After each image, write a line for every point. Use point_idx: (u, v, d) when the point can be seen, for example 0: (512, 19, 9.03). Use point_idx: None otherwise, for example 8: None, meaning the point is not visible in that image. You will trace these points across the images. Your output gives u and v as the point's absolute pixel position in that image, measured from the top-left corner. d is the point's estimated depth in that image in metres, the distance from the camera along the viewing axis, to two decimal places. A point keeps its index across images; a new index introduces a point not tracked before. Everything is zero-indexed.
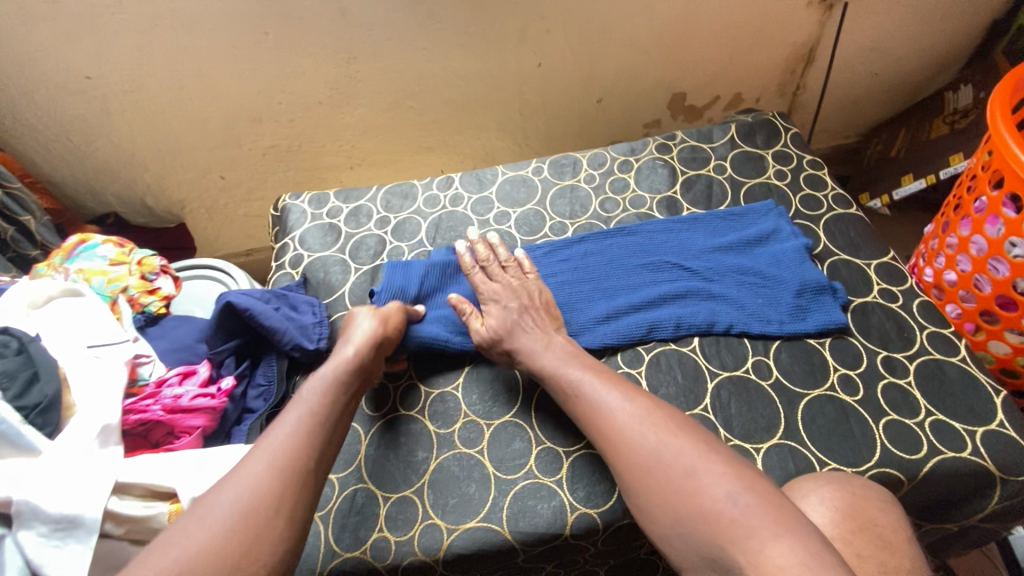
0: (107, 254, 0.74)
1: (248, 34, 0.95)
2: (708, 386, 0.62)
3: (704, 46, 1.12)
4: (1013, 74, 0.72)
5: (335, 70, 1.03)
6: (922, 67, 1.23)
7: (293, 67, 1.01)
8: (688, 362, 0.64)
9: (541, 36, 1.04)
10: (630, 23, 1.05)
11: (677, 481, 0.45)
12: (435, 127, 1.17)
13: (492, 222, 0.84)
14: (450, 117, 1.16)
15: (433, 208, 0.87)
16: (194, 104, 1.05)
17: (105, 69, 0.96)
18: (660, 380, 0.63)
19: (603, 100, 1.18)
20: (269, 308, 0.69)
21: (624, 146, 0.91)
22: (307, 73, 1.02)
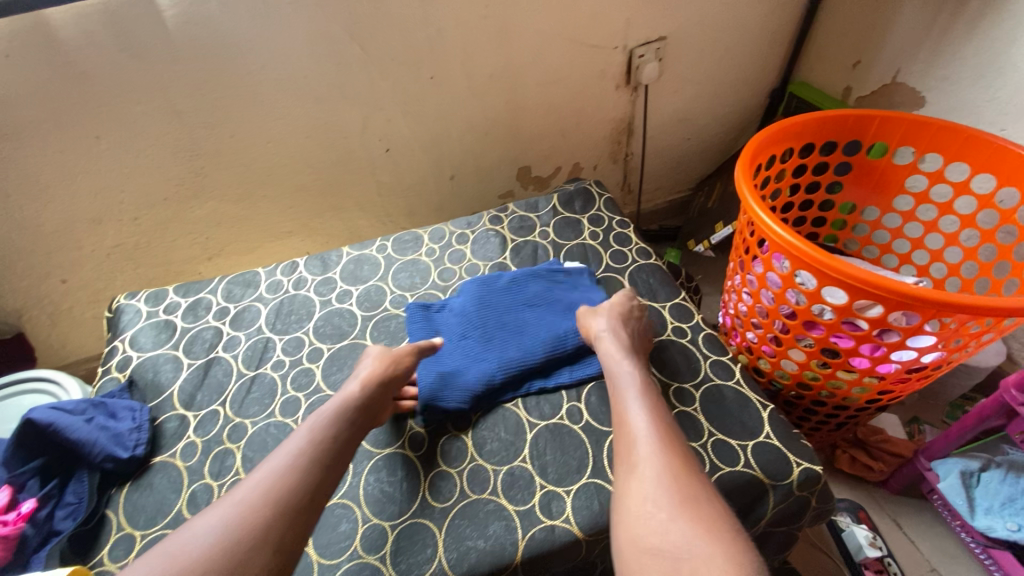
0: None
1: (77, 140, 0.96)
2: (527, 437, 0.67)
3: (536, 126, 1.27)
4: (752, 143, 0.85)
5: (178, 167, 1.05)
6: (724, 131, 1.46)
7: (133, 167, 1.02)
8: (511, 417, 0.69)
9: (383, 125, 1.13)
10: (464, 110, 1.17)
11: (651, 488, 0.50)
12: (293, 213, 1.21)
13: (334, 301, 0.87)
14: (307, 202, 1.20)
15: (276, 293, 0.88)
16: (21, 211, 1.01)
17: None
18: (485, 436, 0.68)
19: (455, 177, 1.29)
20: (77, 420, 0.67)
21: (461, 220, 0.99)
22: (149, 171, 1.04)
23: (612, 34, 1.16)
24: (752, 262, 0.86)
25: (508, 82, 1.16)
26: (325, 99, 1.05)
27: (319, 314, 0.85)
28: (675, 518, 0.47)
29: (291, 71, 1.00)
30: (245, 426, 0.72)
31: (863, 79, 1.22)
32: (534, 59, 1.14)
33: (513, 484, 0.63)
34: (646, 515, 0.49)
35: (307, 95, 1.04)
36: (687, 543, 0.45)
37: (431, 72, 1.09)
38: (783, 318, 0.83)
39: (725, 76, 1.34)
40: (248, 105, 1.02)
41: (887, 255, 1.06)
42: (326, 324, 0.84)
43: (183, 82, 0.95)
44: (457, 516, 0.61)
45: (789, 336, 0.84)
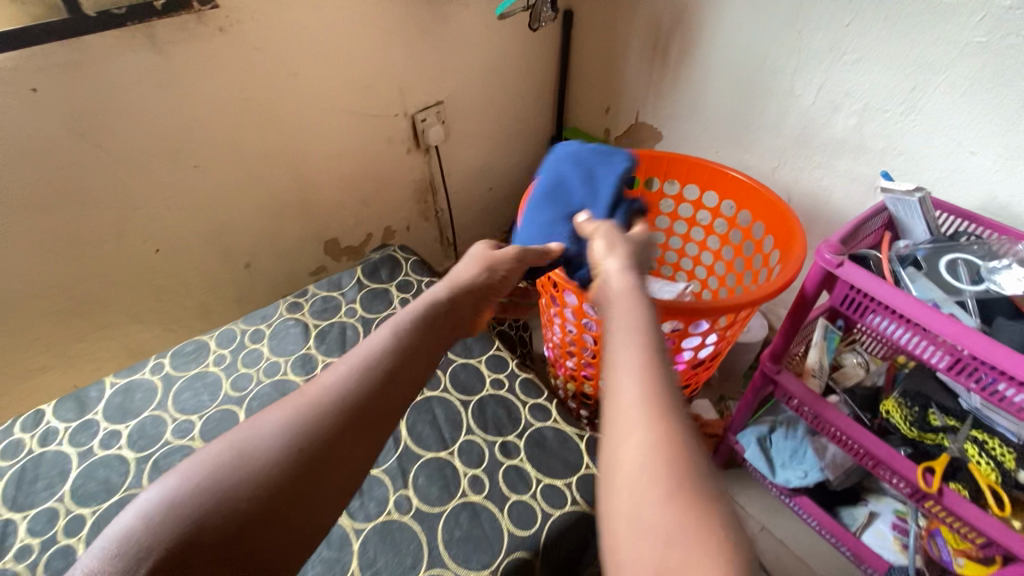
0: None
1: None
2: (355, 547, 0.60)
3: (333, 198, 1.23)
4: (526, 196, 0.92)
5: None
6: (519, 176, 1.59)
7: None
8: (333, 531, 0.62)
9: (146, 224, 0.99)
10: (246, 195, 1.09)
11: (635, 476, 0.35)
12: (40, 347, 0.98)
13: (99, 449, 0.71)
14: (59, 330, 0.99)
15: (10, 460, 0.70)
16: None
17: None
18: (303, 565, 0.59)
19: (251, 264, 1.18)
20: None
21: (255, 315, 0.90)
22: None
23: (390, 102, 1.19)
24: (551, 298, 0.92)
25: (290, 159, 1.11)
26: (57, 209, 0.88)
27: (77, 469, 0.69)
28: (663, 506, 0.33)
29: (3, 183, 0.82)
30: None
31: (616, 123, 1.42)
32: (314, 134, 1.12)
33: None
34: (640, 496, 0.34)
35: (32, 207, 0.86)
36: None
37: (195, 161, 0.99)
38: (588, 344, 0.90)
39: (507, 130, 1.46)
40: None
41: (664, 265, 1.23)
42: (87, 481, 0.68)
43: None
44: None
45: (598, 358, 0.91)
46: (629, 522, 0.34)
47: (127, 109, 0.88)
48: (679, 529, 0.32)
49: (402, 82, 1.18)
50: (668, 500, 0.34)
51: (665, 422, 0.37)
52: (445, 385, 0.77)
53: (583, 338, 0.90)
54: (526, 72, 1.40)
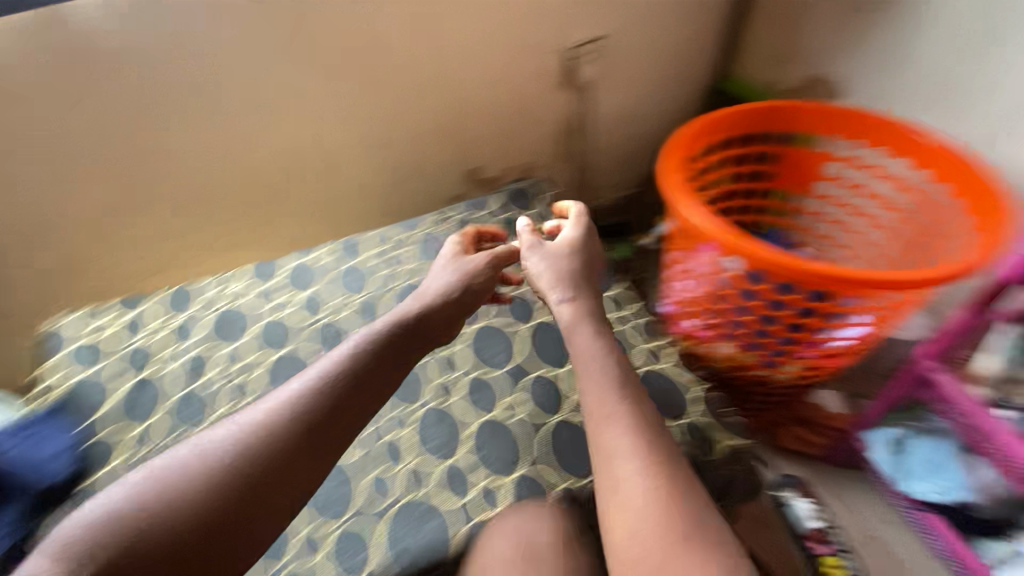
0: None
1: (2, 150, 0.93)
2: None
3: (480, 126, 1.28)
4: (676, 137, 0.88)
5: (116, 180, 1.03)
6: (667, 129, 1.50)
7: (65, 179, 0.99)
8: None
9: (327, 130, 1.13)
10: (410, 114, 1.18)
11: (619, 487, 0.57)
12: (238, 226, 1.19)
13: (280, 312, 0.87)
14: (253, 213, 1.19)
15: (220, 304, 0.88)
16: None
17: None
18: None
19: (405, 181, 1.29)
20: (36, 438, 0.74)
21: (409, 223, 1.00)
22: (83, 184, 1.01)
23: (549, 34, 1.19)
24: (676, 250, 0.89)
25: (449, 85, 1.18)
26: (264, 104, 1.05)
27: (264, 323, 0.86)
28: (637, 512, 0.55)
29: (232, 75, 0.99)
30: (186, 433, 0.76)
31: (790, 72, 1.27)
32: (474, 61, 1.16)
33: None
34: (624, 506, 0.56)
35: (248, 101, 1.03)
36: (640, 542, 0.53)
37: (370, 78, 1.09)
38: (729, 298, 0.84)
39: (663, 75, 1.38)
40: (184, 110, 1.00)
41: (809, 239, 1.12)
42: (271, 332, 0.85)
43: (115, 90, 0.94)
44: None
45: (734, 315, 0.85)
46: (627, 506, 0.56)
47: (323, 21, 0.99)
48: (663, 489, 0.56)
49: (563, 14, 1.17)
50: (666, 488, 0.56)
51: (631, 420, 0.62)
52: None
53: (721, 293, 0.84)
54: (697, 12, 1.29)
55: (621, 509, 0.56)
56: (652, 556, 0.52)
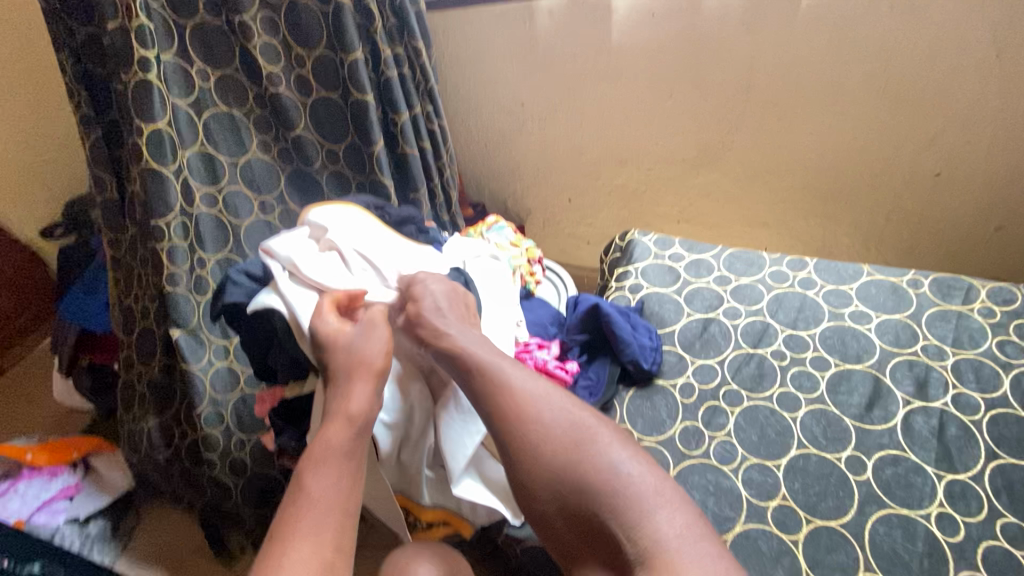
0: (509, 237, 0.99)
1: (572, 79, 1.12)
2: (943, 563, 0.62)
3: (1003, 185, 1.00)
4: None
5: (627, 128, 1.15)
6: None
7: (599, 116, 1.15)
8: (919, 528, 0.65)
9: (842, 129, 1.02)
10: (957, 138, 0.97)
11: (644, 499, 0.52)
12: (669, 205, 1.23)
13: (719, 313, 0.88)
14: (713, 194, 1.19)
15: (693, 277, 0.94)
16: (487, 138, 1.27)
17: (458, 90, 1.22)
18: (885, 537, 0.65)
19: (889, 214, 1.09)
20: (623, 323, 0.83)
21: (911, 274, 0.87)
22: (606, 125, 1.16)
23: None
24: None
25: (981, 127, 0.95)
26: (797, 87, 1.00)
27: (699, 316, 0.88)
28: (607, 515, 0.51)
29: (787, 54, 0.97)
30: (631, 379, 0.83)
31: None
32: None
33: None
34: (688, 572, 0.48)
35: (785, 80, 1.00)
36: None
37: (903, 95, 0.96)
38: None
39: None
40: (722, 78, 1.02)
41: None
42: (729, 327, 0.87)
43: (679, 44, 1.01)
44: None
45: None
46: (668, 537, 0.50)
47: (892, 23, 0.90)
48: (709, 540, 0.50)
49: None
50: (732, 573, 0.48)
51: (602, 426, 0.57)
52: None
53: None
54: None
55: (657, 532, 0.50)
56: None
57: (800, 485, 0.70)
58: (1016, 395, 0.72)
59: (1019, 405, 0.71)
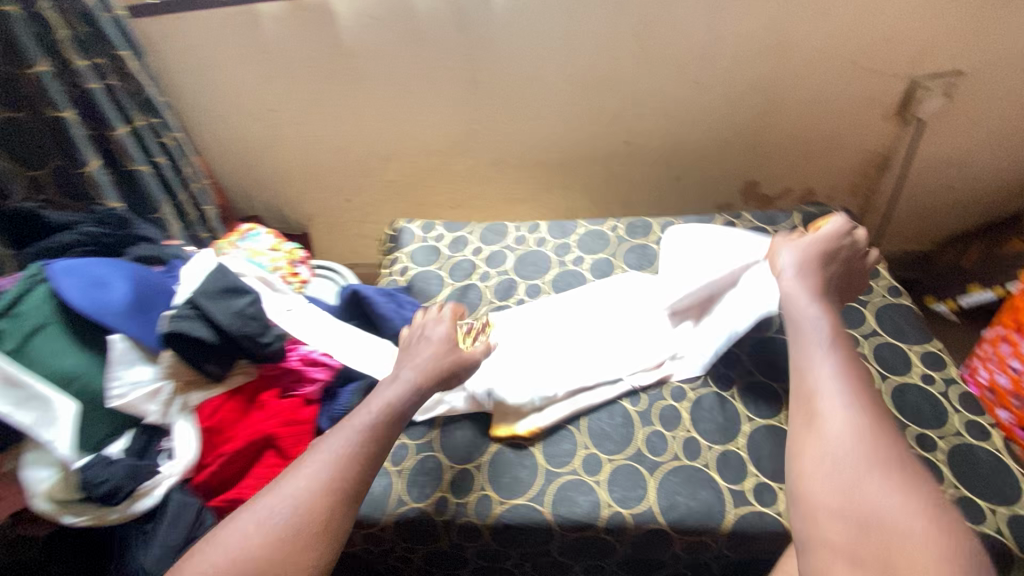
0: (268, 242, 0.92)
1: (395, 90, 1.20)
2: (743, 429, 0.69)
3: (752, 149, 1.25)
4: None
5: (456, 126, 1.25)
6: (1008, 178, 1.26)
7: (426, 120, 1.25)
8: (729, 408, 0.71)
9: (632, 120, 1.22)
10: (713, 116, 1.20)
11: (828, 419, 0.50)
12: (529, 184, 1.37)
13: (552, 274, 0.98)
14: (543, 177, 1.35)
15: (521, 245, 1.03)
16: (343, 141, 1.31)
17: (286, 104, 1.24)
18: (700, 417, 0.71)
19: (681, 178, 1.32)
20: (381, 299, 0.85)
21: (696, 218, 1.03)
22: (434, 125, 1.26)
23: (869, 69, 1.10)
24: None
25: (725, 109, 1.19)
26: (589, 88, 1.16)
27: (534, 281, 0.97)
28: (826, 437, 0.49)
29: (576, 62, 1.12)
30: None
31: None
32: (776, 86, 1.14)
33: (727, 463, 0.66)
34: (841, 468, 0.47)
35: (580, 82, 1.16)
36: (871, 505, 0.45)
37: (667, 90, 1.15)
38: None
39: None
40: (529, 84, 1.17)
41: None
42: (562, 281, 0.97)
43: (486, 55, 1.12)
44: (671, 472, 0.66)
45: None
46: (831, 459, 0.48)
47: (647, 34, 1.07)
48: (880, 469, 0.46)
49: (922, 47, 1.06)
50: (893, 483, 0.45)
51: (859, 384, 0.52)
52: (866, 351, 0.76)
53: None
54: None
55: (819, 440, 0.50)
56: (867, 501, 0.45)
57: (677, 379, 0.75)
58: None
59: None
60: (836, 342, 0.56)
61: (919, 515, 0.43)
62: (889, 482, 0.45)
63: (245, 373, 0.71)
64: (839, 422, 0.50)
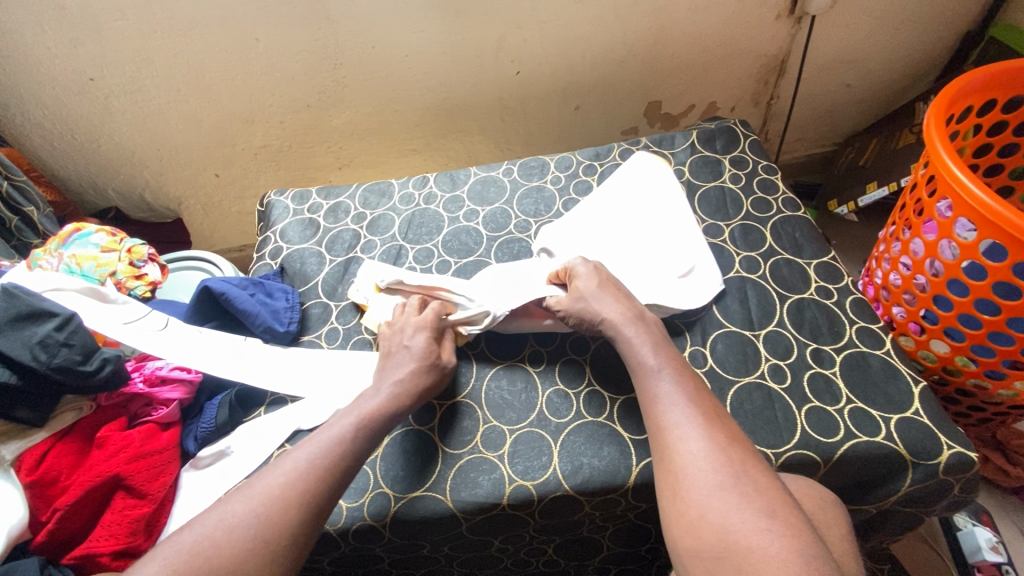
0: (99, 241, 0.78)
1: (239, 40, 1.02)
2: None
3: (649, 65, 1.17)
4: (951, 87, 0.73)
5: (323, 75, 1.10)
6: (898, 69, 1.25)
7: (285, 73, 1.08)
8: None
9: (518, 47, 1.10)
10: (604, 34, 1.10)
11: (680, 446, 0.50)
12: (419, 131, 1.24)
13: (444, 232, 0.88)
14: (433, 123, 1.22)
15: (408, 205, 0.93)
16: (189, 107, 1.12)
17: (106, 71, 1.03)
18: (602, 368, 0.67)
19: (580, 107, 1.23)
20: (243, 294, 0.75)
21: (590, 151, 0.96)
22: (296, 77, 1.09)
23: None
24: (922, 227, 0.77)
25: (614, 24, 1.08)
26: (465, 13, 1.02)
27: (426, 245, 0.87)
28: (694, 463, 0.48)
29: None
30: (353, 312, 0.79)
31: None
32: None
33: (630, 413, 0.63)
34: (682, 495, 0.48)
35: (451, 7, 1.01)
36: (730, 528, 0.44)
37: (549, 6, 1.03)
38: (915, 290, 0.79)
39: (913, 5, 1.12)
40: (394, 15, 1.01)
41: None
42: (453, 239, 0.87)
43: None
44: (573, 432, 0.62)
45: (913, 309, 0.80)
46: (694, 484, 0.48)
47: None
48: (735, 486, 0.46)
49: None
50: (747, 499, 0.45)
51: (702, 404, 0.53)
52: (765, 273, 0.74)
53: (916, 279, 0.79)
54: None
55: (702, 499, 0.46)
56: (732, 511, 0.45)
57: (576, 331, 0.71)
58: (698, 210, 0.83)
59: (702, 218, 0.82)
60: (675, 377, 0.56)
61: (773, 532, 0.43)
62: (761, 526, 0.43)
63: (76, 410, 0.60)
64: (700, 453, 0.49)
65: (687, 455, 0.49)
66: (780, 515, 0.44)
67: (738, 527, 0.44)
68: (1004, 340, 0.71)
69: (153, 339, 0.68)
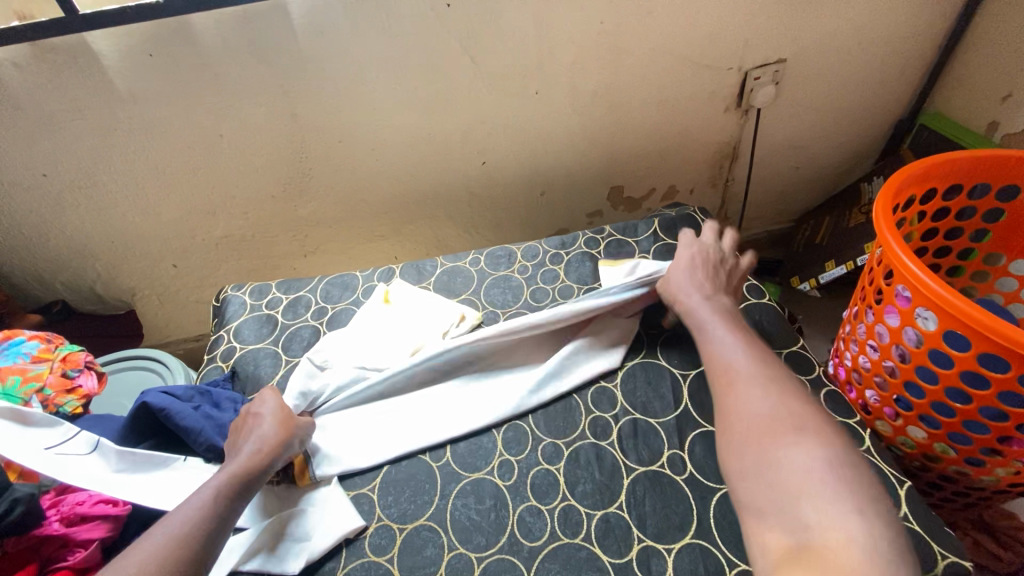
0: (30, 350, 0.72)
1: (201, 136, 1.02)
2: (625, 483, 0.64)
3: (609, 153, 1.22)
4: (893, 180, 0.76)
5: (287, 168, 1.10)
6: (840, 153, 1.33)
7: (247, 167, 1.08)
8: (606, 457, 0.66)
9: (482, 139, 1.13)
10: (565, 126, 1.14)
11: (743, 419, 0.52)
12: (387, 219, 1.23)
13: None
14: (401, 210, 1.22)
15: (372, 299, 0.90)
16: (147, 200, 1.09)
17: (58, 167, 1.01)
18: (577, 476, 0.65)
19: (546, 193, 1.26)
20: (186, 406, 0.70)
21: (555, 239, 0.96)
22: (260, 170, 1.09)
23: (703, 63, 1.09)
24: (884, 311, 0.77)
25: (574, 118, 1.13)
26: (430, 109, 1.06)
27: None
28: (789, 448, 0.48)
29: (408, 84, 1.01)
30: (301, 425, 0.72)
31: (995, 54, 1.09)
32: (617, 91, 1.11)
33: (609, 532, 0.60)
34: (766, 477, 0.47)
35: (416, 105, 1.04)
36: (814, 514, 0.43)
37: (511, 102, 1.08)
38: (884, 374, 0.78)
39: (847, 97, 1.22)
40: (359, 112, 1.04)
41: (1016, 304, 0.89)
42: None
43: (299, 87, 0.98)
44: (548, 559, 0.59)
45: (885, 394, 0.79)
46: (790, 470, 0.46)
47: (475, 46, 0.98)
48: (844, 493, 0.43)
49: (748, 36, 1.07)
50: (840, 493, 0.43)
51: (783, 390, 0.53)
52: None
53: (884, 364, 0.78)
54: (915, 23, 1.12)
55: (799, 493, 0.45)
56: (783, 488, 0.46)
57: (547, 436, 0.69)
58: None
59: None
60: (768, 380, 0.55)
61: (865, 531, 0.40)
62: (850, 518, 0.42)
63: None
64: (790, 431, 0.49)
65: (783, 451, 0.48)
66: (871, 514, 0.41)
67: (804, 507, 0.43)
68: (978, 427, 0.70)
69: (78, 467, 0.62)
